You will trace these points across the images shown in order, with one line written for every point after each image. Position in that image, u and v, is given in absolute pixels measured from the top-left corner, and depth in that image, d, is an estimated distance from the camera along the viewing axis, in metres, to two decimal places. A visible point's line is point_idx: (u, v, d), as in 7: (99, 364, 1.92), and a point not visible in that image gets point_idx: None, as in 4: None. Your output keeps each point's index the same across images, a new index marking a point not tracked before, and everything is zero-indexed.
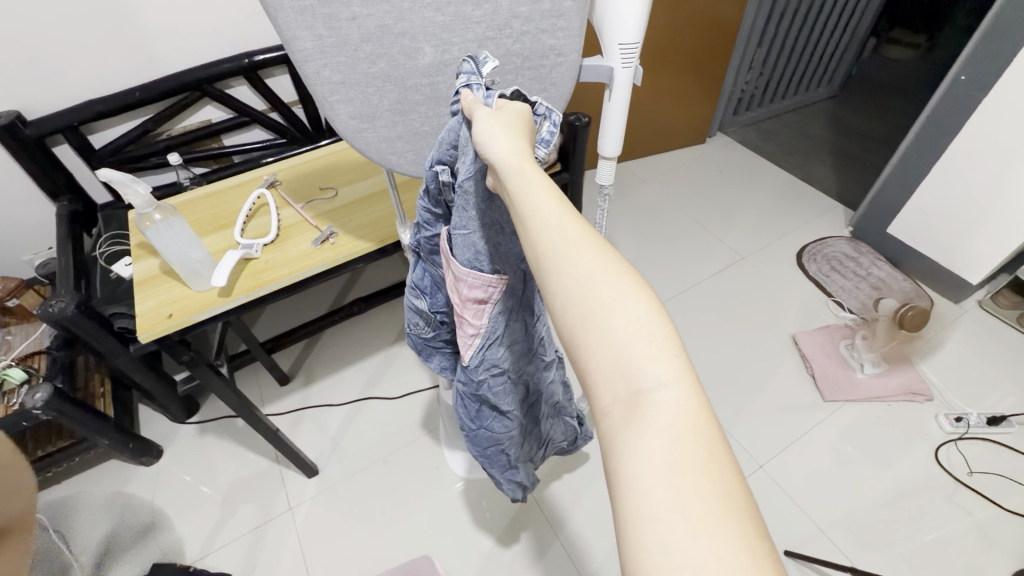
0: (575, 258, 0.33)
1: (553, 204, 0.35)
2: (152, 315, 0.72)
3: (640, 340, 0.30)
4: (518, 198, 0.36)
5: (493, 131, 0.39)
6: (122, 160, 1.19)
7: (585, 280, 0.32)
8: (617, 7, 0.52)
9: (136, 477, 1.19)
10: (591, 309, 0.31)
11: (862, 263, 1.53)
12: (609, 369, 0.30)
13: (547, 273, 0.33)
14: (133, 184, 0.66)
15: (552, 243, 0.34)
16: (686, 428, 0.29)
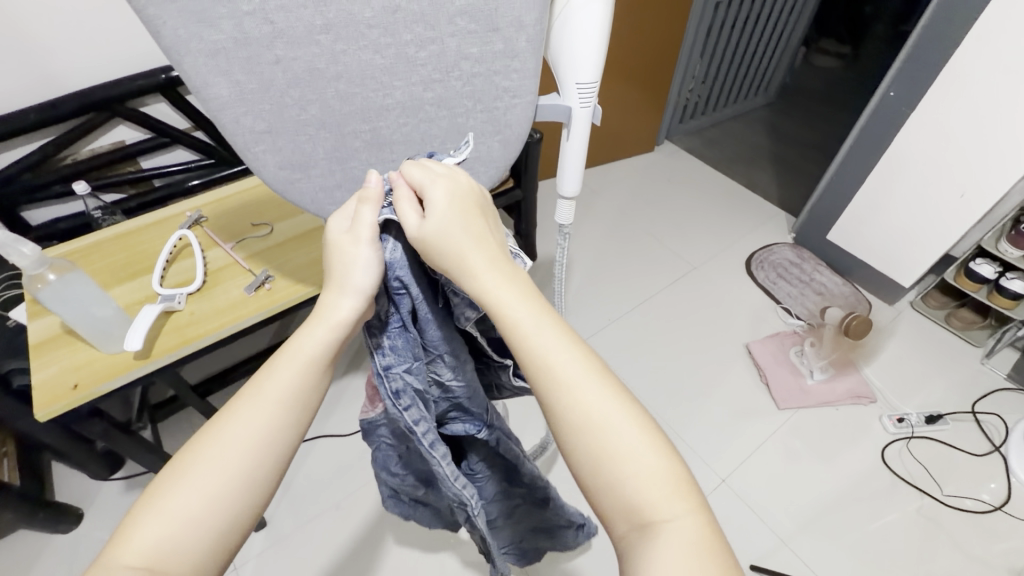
0: (598, 408, 0.41)
1: (574, 355, 0.42)
2: (53, 386, 0.61)
3: (648, 464, 0.40)
4: (528, 339, 0.42)
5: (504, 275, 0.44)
6: (17, 189, 1.03)
7: (608, 426, 0.40)
8: (573, 45, 0.48)
9: (49, 549, 1.04)
10: (611, 454, 0.40)
11: (805, 269, 1.59)
12: (633, 497, 0.39)
13: (572, 420, 0.41)
14: (17, 243, 0.56)
15: (577, 394, 0.41)
16: (702, 543, 0.38)
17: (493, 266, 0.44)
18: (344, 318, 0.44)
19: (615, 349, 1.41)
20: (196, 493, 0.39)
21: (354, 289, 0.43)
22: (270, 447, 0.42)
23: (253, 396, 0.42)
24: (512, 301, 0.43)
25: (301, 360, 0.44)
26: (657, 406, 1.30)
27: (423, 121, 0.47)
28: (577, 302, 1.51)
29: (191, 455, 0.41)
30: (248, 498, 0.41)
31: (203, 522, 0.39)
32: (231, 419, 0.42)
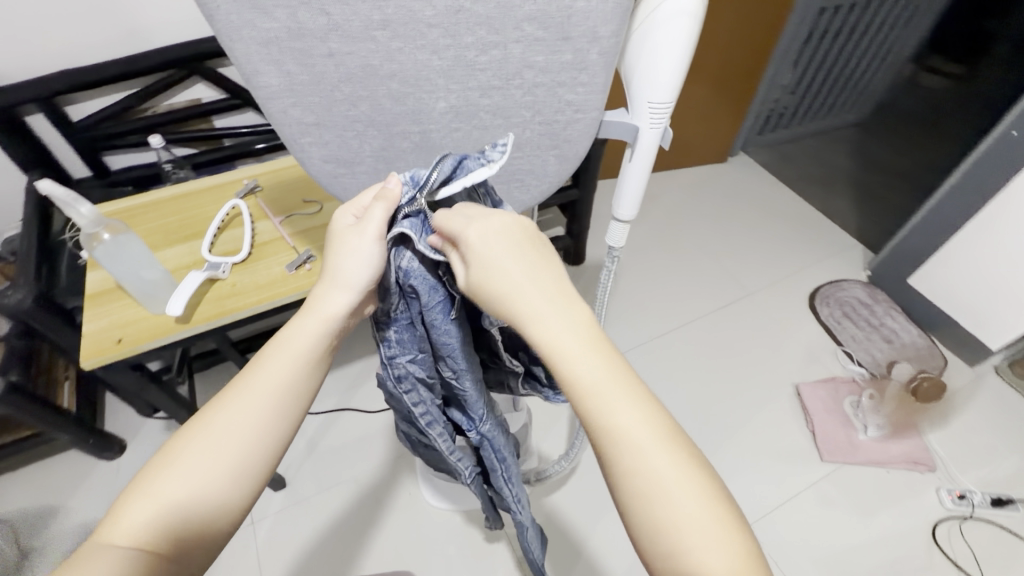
0: (669, 479, 0.38)
1: (645, 423, 0.39)
2: (99, 339, 0.64)
3: (711, 532, 0.37)
4: (592, 391, 0.39)
5: (569, 332, 0.40)
6: (100, 136, 1.10)
7: (678, 500, 0.37)
8: (652, 61, 0.43)
9: (93, 473, 1.12)
10: (679, 529, 0.37)
11: (875, 312, 1.45)
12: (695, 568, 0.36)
13: (636, 487, 0.38)
14: (74, 203, 0.59)
15: (646, 460, 0.38)
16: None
17: (562, 307, 0.41)
18: (338, 313, 0.46)
19: (651, 368, 1.35)
20: (190, 476, 0.41)
21: (347, 283, 0.45)
22: (261, 434, 0.44)
23: (246, 386, 0.45)
24: (579, 352, 0.40)
25: (294, 355, 0.46)
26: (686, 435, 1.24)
27: (477, 128, 0.44)
28: (619, 314, 1.45)
29: (184, 441, 0.43)
30: (239, 482, 0.43)
31: (198, 501, 0.41)
32: (223, 407, 0.44)
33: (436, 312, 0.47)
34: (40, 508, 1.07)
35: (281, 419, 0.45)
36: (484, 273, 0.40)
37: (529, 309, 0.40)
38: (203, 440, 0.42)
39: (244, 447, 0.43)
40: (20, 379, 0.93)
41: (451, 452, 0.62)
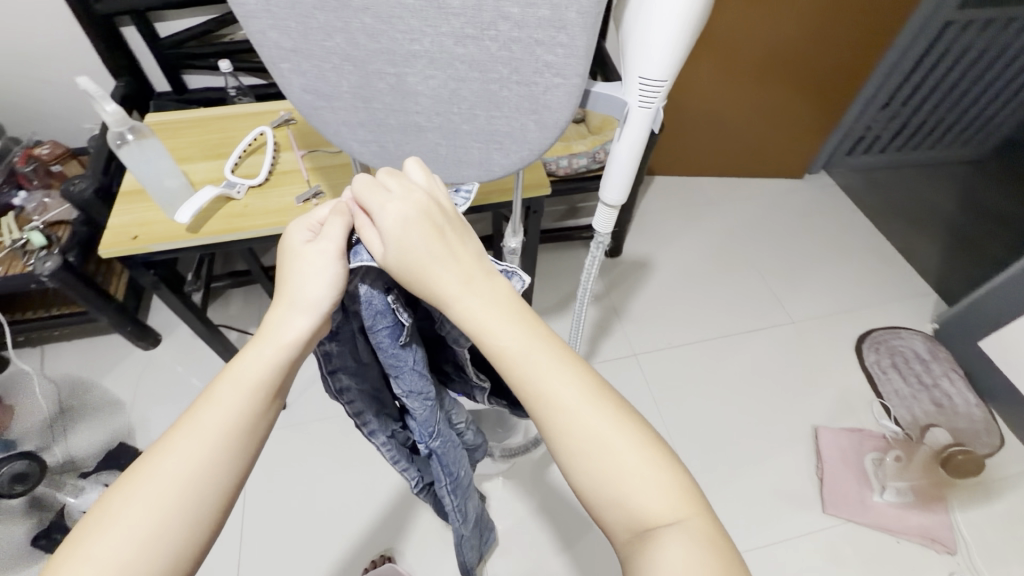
0: (597, 426, 0.38)
1: (567, 370, 0.39)
2: (119, 233, 0.71)
3: (641, 465, 0.37)
4: (517, 358, 0.39)
5: (482, 302, 0.40)
6: (181, 54, 1.18)
7: (607, 443, 0.37)
8: (644, 32, 0.41)
9: (131, 357, 1.25)
10: (609, 474, 0.37)
11: (931, 370, 1.30)
12: (638, 510, 0.36)
13: (563, 438, 0.38)
14: (104, 100, 0.64)
15: (574, 414, 0.38)
16: (710, 545, 0.35)
17: (476, 288, 0.41)
18: (297, 336, 0.40)
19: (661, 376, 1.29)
20: (129, 537, 0.34)
21: (309, 306, 0.41)
22: (214, 475, 0.37)
23: (193, 425, 0.37)
24: (498, 322, 0.40)
25: (245, 385, 0.39)
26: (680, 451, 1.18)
27: (453, 79, 0.43)
28: (642, 316, 1.40)
29: (122, 494, 0.36)
30: (194, 532, 0.36)
31: (145, 561, 0.34)
32: (165, 454, 0.37)
33: (382, 336, 0.48)
34: (83, 379, 1.21)
35: (237, 455, 0.38)
36: (388, 257, 0.40)
37: (445, 293, 0.40)
38: (142, 490, 0.35)
39: (194, 492, 0.36)
40: (75, 260, 1.03)
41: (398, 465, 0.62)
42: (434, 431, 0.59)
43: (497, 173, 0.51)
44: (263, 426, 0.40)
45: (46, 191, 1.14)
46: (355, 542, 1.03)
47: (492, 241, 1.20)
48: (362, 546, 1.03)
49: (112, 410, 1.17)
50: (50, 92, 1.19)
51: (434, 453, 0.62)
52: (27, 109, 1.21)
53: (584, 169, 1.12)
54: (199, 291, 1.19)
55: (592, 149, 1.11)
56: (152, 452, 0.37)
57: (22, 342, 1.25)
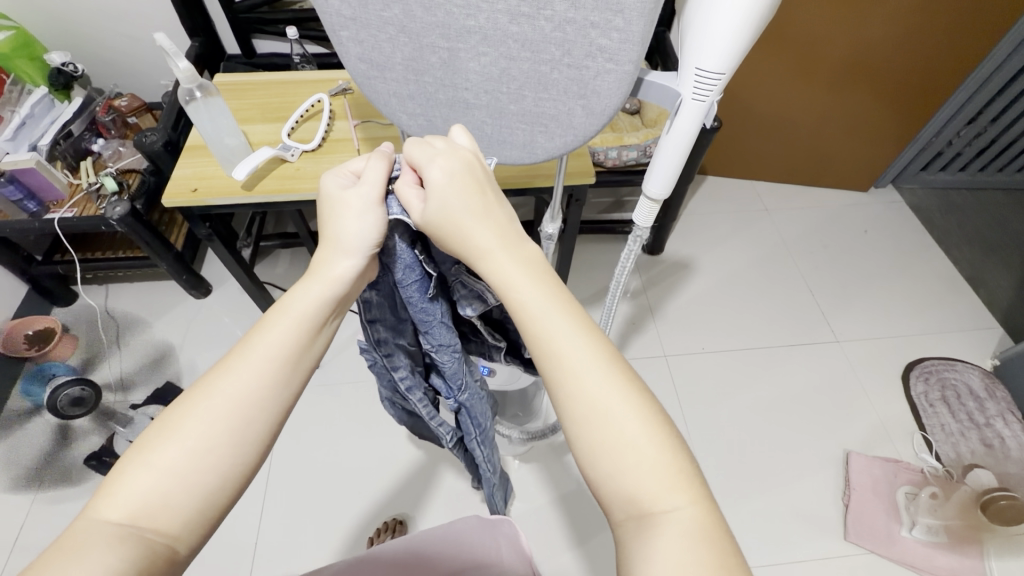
0: (604, 397, 0.37)
1: (581, 340, 0.39)
2: (180, 184, 0.75)
3: (644, 444, 0.36)
4: (537, 320, 0.39)
5: (516, 266, 0.41)
6: (252, 19, 1.22)
7: (612, 417, 0.37)
8: (705, 22, 0.40)
9: (183, 303, 1.33)
10: (610, 448, 0.37)
11: (984, 408, 1.22)
12: (635, 491, 0.36)
13: (569, 405, 0.38)
14: (177, 58, 0.68)
15: (582, 382, 0.38)
16: (704, 536, 0.35)
17: (503, 244, 0.41)
18: (341, 276, 0.43)
19: (690, 381, 1.27)
20: (184, 451, 0.36)
21: (350, 247, 0.43)
22: (261, 403, 0.39)
23: (247, 353, 0.40)
24: (521, 281, 0.40)
25: (293, 321, 0.41)
26: (701, 458, 1.16)
27: (504, 57, 0.42)
28: (677, 318, 1.37)
29: (180, 411, 0.38)
30: (239, 456, 0.38)
31: (197, 473, 0.36)
32: (220, 377, 0.39)
33: (411, 290, 0.49)
34: (139, 319, 1.30)
35: (283, 387, 0.40)
36: (431, 212, 0.41)
37: (476, 246, 0.41)
38: (196, 410, 0.38)
39: (244, 416, 0.38)
40: (141, 207, 1.11)
41: (432, 417, 0.64)
42: (461, 381, 0.61)
43: (540, 156, 0.51)
44: (307, 360, 0.42)
45: (122, 141, 1.21)
46: (370, 502, 1.08)
47: (531, 226, 1.20)
48: (377, 506, 1.07)
49: (165, 354, 1.25)
50: (132, 47, 1.27)
51: (461, 403, 0.64)
52: (112, 62, 1.29)
53: (632, 162, 1.10)
54: (249, 247, 1.25)
55: (643, 142, 1.08)
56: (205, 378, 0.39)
57: (91, 279, 1.36)
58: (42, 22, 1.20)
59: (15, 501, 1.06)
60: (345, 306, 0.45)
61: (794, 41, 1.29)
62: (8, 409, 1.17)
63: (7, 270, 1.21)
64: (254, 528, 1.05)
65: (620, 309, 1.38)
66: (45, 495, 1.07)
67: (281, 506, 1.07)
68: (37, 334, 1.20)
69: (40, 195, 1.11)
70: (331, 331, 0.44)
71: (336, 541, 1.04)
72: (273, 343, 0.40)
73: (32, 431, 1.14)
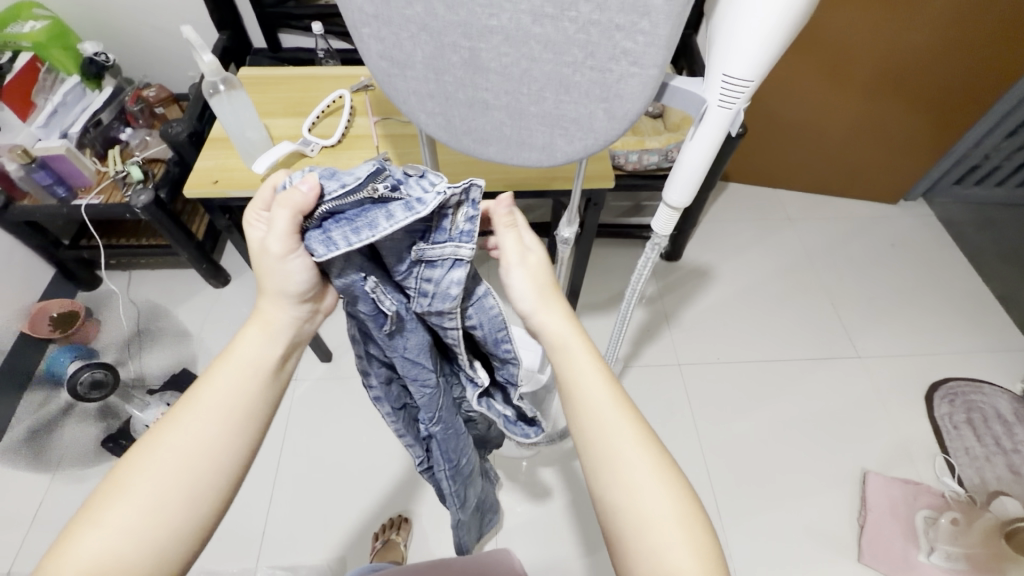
0: (643, 476, 0.40)
1: (625, 423, 0.42)
2: (202, 176, 0.76)
3: (678, 527, 0.39)
4: (585, 396, 0.44)
5: (573, 347, 0.46)
6: (280, 14, 1.23)
7: (648, 494, 0.40)
8: (734, 28, 0.39)
9: (202, 292, 1.35)
10: (646, 524, 0.39)
11: (1011, 433, 1.18)
12: (669, 567, 0.38)
13: (610, 480, 0.41)
14: (203, 51, 0.69)
15: (622, 456, 0.41)
16: None
17: (563, 319, 0.47)
18: (278, 325, 0.44)
19: (704, 391, 1.24)
20: (136, 504, 0.37)
21: (279, 296, 0.43)
22: (215, 454, 0.40)
23: (194, 405, 0.41)
24: (577, 363, 0.45)
25: (238, 368, 0.43)
26: (713, 471, 1.14)
27: (526, 58, 0.42)
28: (693, 327, 1.34)
29: (129, 466, 0.39)
30: (194, 508, 0.39)
31: (149, 527, 0.37)
32: (169, 431, 0.40)
33: (373, 323, 0.47)
34: (159, 306, 1.33)
35: (237, 437, 0.41)
36: (538, 268, 0.48)
37: (547, 329, 0.47)
38: (147, 465, 0.38)
39: (195, 467, 0.39)
40: (165, 197, 1.13)
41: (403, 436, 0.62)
42: (433, 414, 0.57)
43: (559, 160, 0.50)
44: (261, 409, 0.43)
45: (149, 131, 1.25)
46: (377, 498, 1.08)
47: (548, 228, 1.19)
48: (382, 503, 1.08)
49: (183, 342, 1.27)
50: (162, 39, 1.29)
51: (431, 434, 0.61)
52: (143, 53, 1.32)
53: (654, 166, 1.08)
54: None
55: (665, 146, 1.06)
56: (152, 431, 0.40)
57: (114, 265, 1.39)
58: (77, 13, 1.23)
59: (34, 480, 1.09)
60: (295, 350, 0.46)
61: (824, 47, 1.26)
62: (31, 391, 1.20)
63: (35, 254, 1.24)
64: (261, 519, 1.06)
65: (636, 315, 1.36)
66: (64, 475, 1.10)
67: (288, 497, 1.08)
68: (63, 317, 1.21)
69: (69, 181, 1.14)
70: (280, 376, 0.45)
71: (341, 536, 1.04)
72: (220, 391, 0.42)
73: (52, 414, 1.17)
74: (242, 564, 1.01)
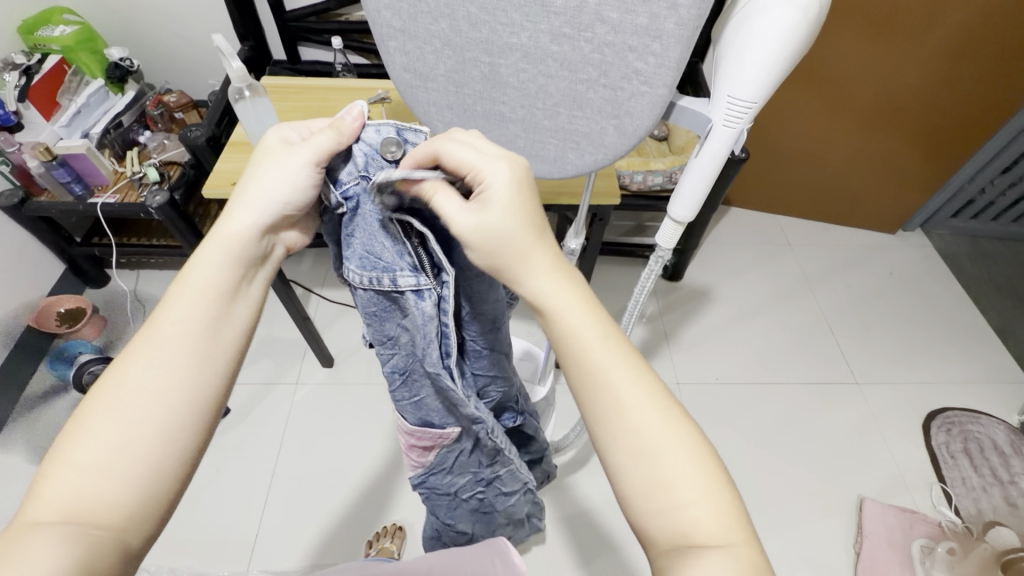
0: (657, 433, 0.38)
1: (635, 382, 0.39)
2: (220, 178, 0.79)
3: (694, 484, 0.37)
4: (584, 349, 0.40)
5: (569, 302, 0.41)
6: (301, 27, 1.28)
7: (661, 450, 0.37)
8: (741, 52, 0.41)
9: None
10: (661, 482, 0.37)
11: (1008, 465, 1.18)
12: (683, 524, 0.36)
13: (619, 439, 0.38)
14: (231, 59, 0.70)
15: (632, 415, 0.38)
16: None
17: (547, 259, 0.42)
18: (243, 248, 0.45)
19: (703, 411, 1.25)
20: (98, 441, 0.36)
21: (254, 208, 0.44)
22: (185, 383, 0.40)
23: (148, 338, 0.40)
24: (578, 320, 0.40)
25: (199, 291, 0.43)
26: None
27: (543, 75, 0.44)
28: (692, 347, 1.35)
29: (90, 408, 0.38)
30: (167, 441, 0.38)
31: (135, 462, 0.37)
32: (128, 362, 0.39)
33: (432, 347, 0.46)
34: None
35: (198, 367, 0.41)
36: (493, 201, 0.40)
37: (536, 285, 0.41)
38: (112, 401, 0.38)
39: (157, 400, 0.38)
40: (179, 199, 1.14)
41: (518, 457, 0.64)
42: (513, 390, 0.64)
43: (568, 172, 0.52)
44: (227, 335, 0.43)
45: (167, 135, 1.28)
46: (371, 505, 1.08)
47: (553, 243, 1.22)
48: (378, 509, 1.08)
49: None
50: (186, 48, 1.34)
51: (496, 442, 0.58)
52: (166, 60, 1.36)
53: (658, 187, 1.11)
54: None
55: (670, 168, 1.09)
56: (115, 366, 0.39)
57: (123, 263, 1.41)
58: (106, 20, 1.28)
59: (31, 473, 1.09)
60: (259, 263, 0.47)
61: (826, 79, 1.30)
62: (34, 383, 1.21)
63: (48, 249, 1.26)
64: (254, 521, 1.05)
65: (636, 332, 1.37)
66: None
67: (283, 500, 1.08)
68: (69, 312, 1.24)
69: (86, 179, 1.17)
70: (240, 296, 0.45)
71: (335, 541, 1.04)
72: (179, 319, 0.41)
73: (53, 406, 1.18)
74: (233, 567, 1.00)
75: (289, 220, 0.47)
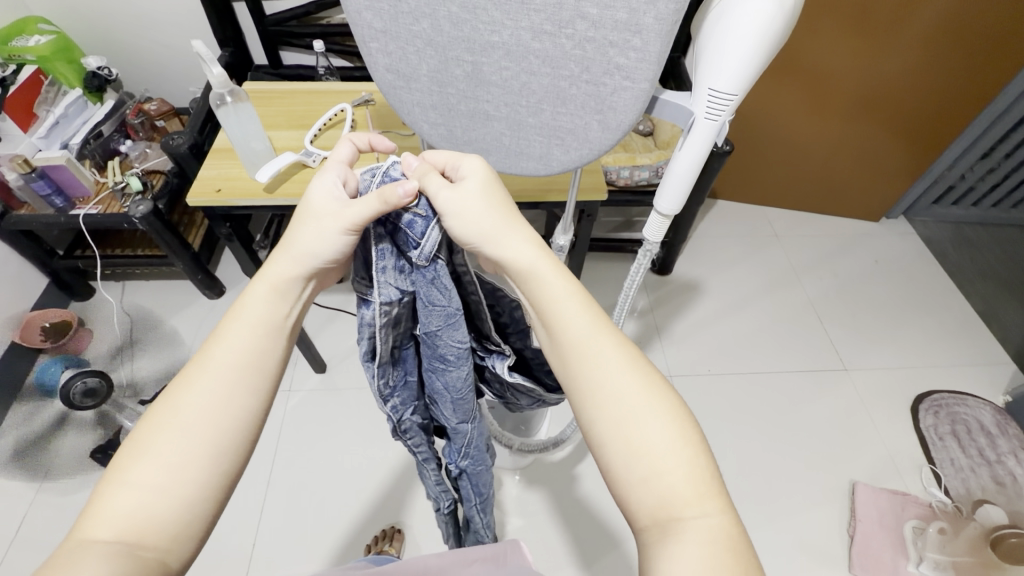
0: (634, 402, 0.38)
1: (613, 350, 0.40)
2: (204, 185, 0.78)
3: (671, 453, 0.37)
4: (565, 324, 0.41)
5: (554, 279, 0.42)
6: (283, 32, 1.27)
7: (637, 417, 0.38)
8: (720, 44, 0.42)
9: (195, 303, 1.35)
10: (637, 451, 0.37)
11: (994, 444, 1.21)
12: (660, 496, 0.36)
13: (596, 408, 0.39)
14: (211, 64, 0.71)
15: (608, 382, 0.39)
16: (730, 546, 0.35)
17: (527, 242, 0.43)
18: (292, 285, 0.44)
19: (696, 403, 1.26)
20: (157, 463, 0.36)
21: (303, 259, 0.44)
22: (241, 412, 0.39)
23: (206, 363, 0.40)
24: (557, 289, 0.42)
25: (255, 322, 0.42)
26: None
27: (526, 72, 0.44)
28: (684, 340, 1.36)
29: (151, 426, 0.38)
30: (217, 466, 0.38)
31: (186, 487, 0.36)
32: (186, 387, 0.39)
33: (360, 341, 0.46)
34: (153, 316, 1.33)
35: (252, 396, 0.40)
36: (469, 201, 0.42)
37: (517, 262, 0.43)
38: (168, 424, 0.38)
39: (211, 428, 0.38)
40: (162, 208, 1.13)
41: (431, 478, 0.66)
42: (464, 449, 0.62)
43: (555, 169, 0.52)
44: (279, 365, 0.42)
45: (148, 143, 1.27)
46: (368, 510, 1.08)
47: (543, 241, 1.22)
48: (375, 513, 1.07)
49: (172, 349, 1.27)
50: (165, 55, 1.32)
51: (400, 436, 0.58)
52: (146, 68, 1.35)
53: (644, 182, 1.12)
54: (266, 250, 1.29)
55: (656, 162, 1.10)
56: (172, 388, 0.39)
57: (109, 275, 1.39)
58: (83, 28, 1.26)
59: (20, 492, 1.07)
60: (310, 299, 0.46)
61: (808, 71, 1.32)
62: (22, 395, 1.19)
63: (30, 263, 1.24)
64: (252, 530, 1.05)
65: (627, 327, 1.38)
66: (52, 486, 1.08)
67: (280, 508, 1.07)
68: (55, 326, 1.23)
69: (68, 191, 1.15)
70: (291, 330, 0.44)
71: (334, 547, 1.03)
72: (235, 347, 0.41)
73: (43, 422, 1.16)
74: None
75: (335, 267, 0.46)
